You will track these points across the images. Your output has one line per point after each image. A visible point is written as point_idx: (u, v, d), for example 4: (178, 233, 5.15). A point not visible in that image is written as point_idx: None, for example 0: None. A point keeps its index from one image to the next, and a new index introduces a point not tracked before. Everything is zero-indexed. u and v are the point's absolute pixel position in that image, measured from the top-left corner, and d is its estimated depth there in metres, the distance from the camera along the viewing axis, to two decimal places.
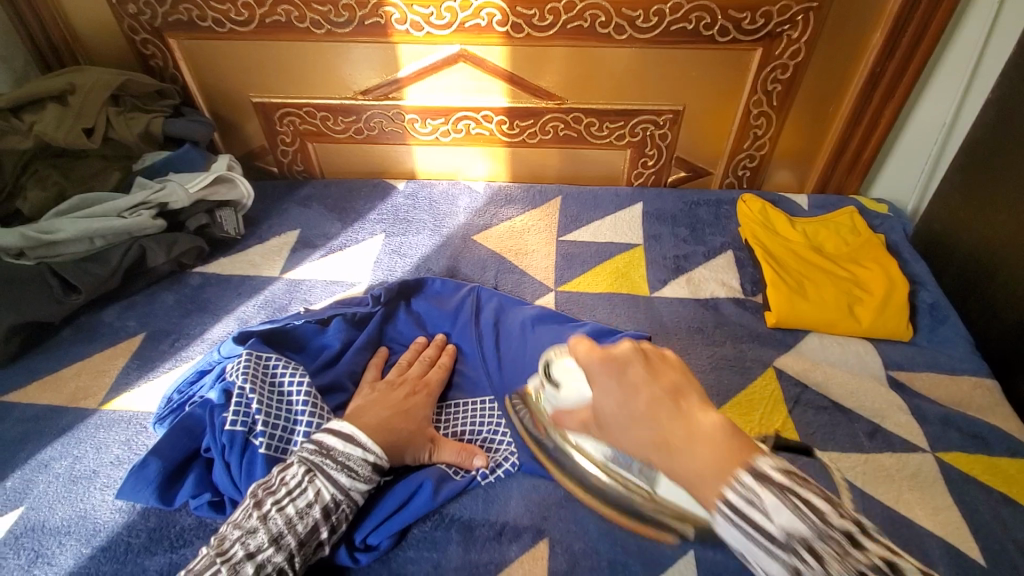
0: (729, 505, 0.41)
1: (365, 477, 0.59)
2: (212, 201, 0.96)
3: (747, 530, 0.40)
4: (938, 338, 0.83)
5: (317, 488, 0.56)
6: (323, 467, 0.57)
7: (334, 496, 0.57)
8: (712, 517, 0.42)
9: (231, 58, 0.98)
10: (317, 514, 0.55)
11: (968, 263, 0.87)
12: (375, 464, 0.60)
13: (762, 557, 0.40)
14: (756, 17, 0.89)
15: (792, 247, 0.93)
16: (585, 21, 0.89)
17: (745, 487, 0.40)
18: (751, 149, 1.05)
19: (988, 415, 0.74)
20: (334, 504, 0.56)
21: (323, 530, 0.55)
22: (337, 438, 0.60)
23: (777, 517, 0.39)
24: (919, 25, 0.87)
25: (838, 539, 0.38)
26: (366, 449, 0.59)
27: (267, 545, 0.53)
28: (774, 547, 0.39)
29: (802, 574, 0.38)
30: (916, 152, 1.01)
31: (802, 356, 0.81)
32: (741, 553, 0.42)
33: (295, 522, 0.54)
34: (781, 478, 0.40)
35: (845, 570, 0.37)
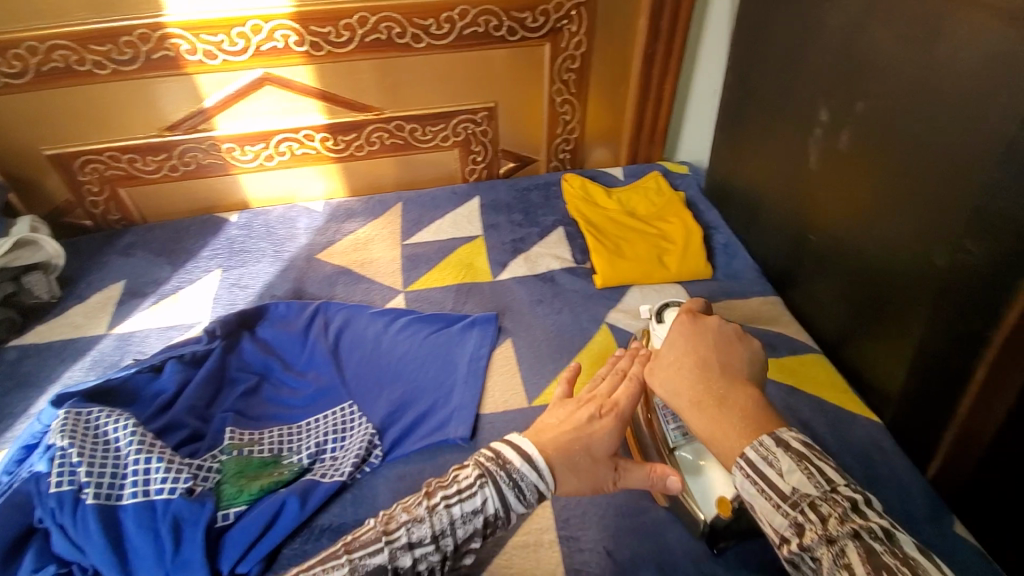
0: (756, 455, 0.46)
1: (529, 501, 0.52)
2: (15, 267, 0.87)
3: (762, 485, 0.45)
4: (733, 270, 0.98)
5: (486, 500, 0.50)
6: (497, 476, 0.51)
7: (496, 510, 0.50)
8: (730, 474, 0.47)
9: (7, 110, 0.90)
10: (478, 523, 0.50)
11: (745, 203, 1.02)
12: (542, 493, 0.52)
13: (770, 511, 0.45)
14: (537, 15, 0.98)
15: (609, 214, 1.04)
16: (381, 33, 0.93)
17: (765, 447, 0.46)
18: (565, 133, 1.15)
19: (773, 325, 0.89)
20: (493, 520, 0.51)
21: (476, 540, 0.51)
22: (515, 451, 0.53)
23: (789, 474, 0.45)
24: (671, 10, 1.02)
25: (842, 503, 0.43)
26: (542, 475, 0.52)
27: (427, 539, 0.49)
28: (784, 500, 0.44)
29: (804, 534, 0.43)
30: (700, 116, 1.17)
31: (626, 310, 0.91)
32: (752, 509, 0.47)
33: (457, 524, 0.50)
34: (802, 450, 0.45)
35: (843, 532, 0.41)
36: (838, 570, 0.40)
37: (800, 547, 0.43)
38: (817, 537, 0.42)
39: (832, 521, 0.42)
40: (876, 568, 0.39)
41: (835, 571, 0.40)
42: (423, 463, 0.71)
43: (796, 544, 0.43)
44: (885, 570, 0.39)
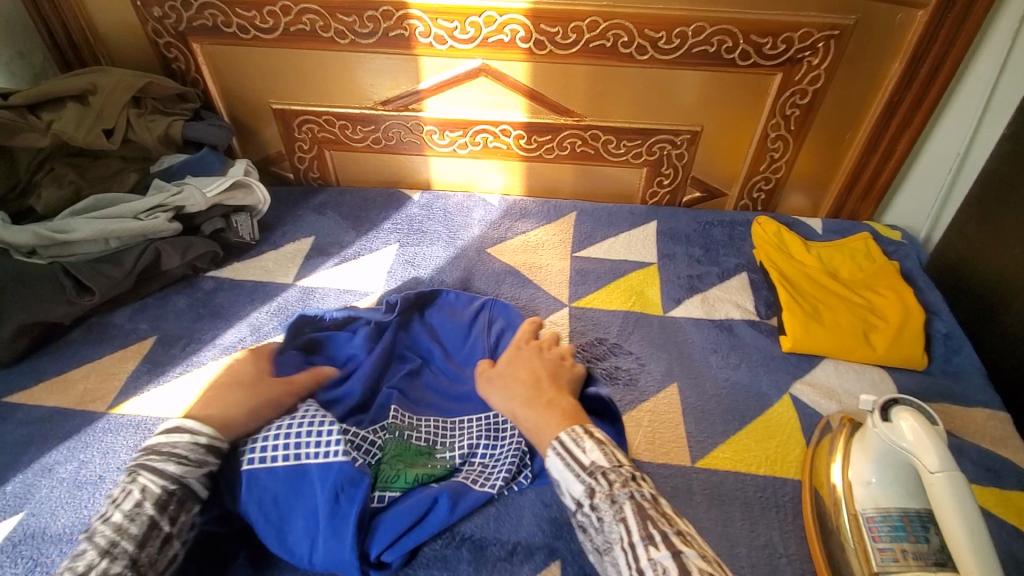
0: (560, 444, 0.58)
1: (194, 462, 0.56)
2: (228, 206, 0.95)
3: (569, 460, 0.57)
4: (954, 368, 0.82)
5: (144, 481, 0.54)
6: (147, 462, 0.55)
7: (161, 486, 0.54)
8: (546, 454, 0.59)
9: (255, 64, 0.98)
10: (149, 510, 0.52)
11: (985, 293, 0.86)
12: (207, 447, 0.58)
13: (570, 480, 0.56)
14: (779, 42, 0.89)
15: (808, 271, 0.93)
16: (607, 40, 0.90)
17: (574, 432, 0.59)
18: (767, 171, 1.05)
19: (1003, 448, 0.73)
20: (165, 494, 0.54)
21: (161, 524, 0.53)
22: (165, 433, 0.58)
23: (589, 452, 0.57)
24: (938, 56, 0.88)
25: (625, 475, 0.55)
26: (193, 434, 0.58)
27: (98, 559, 0.48)
28: (582, 469, 0.56)
29: (595, 495, 0.54)
30: (930, 179, 1.00)
31: (818, 382, 0.80)
32: (557, 481, 0.58)
33: (126, 525, 0.51)
34: (601, 437, 0.59)
35: (622, 494, 0.53)
36: (615, 525, 0.52)
37: (589, 506, 0.54)
38: (604, 500, 0.54)
39: (616, 485, 0.54)
40: (643, 520, 0.51)
41: (614, 522, 0.52)
42: None
43: (587, 505, 0.54)
44: (649, 519, 0.51)
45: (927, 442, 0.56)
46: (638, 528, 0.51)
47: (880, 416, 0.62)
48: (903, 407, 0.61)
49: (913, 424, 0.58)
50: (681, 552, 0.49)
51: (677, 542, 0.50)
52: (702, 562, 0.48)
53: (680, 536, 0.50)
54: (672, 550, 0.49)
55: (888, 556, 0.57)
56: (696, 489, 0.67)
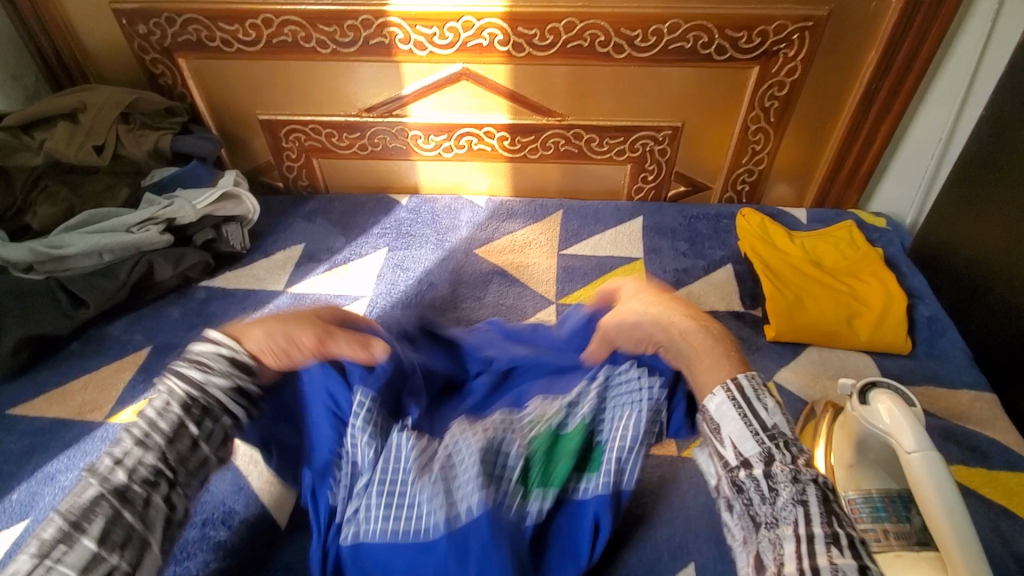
0: (734, 395, 0.51)
1: (219, 370, 0.54)
2: (218, 216, 0.97)
3: (748, 409, 0.50)
4: (938, 351, 0.83)
5: (177, 393, 0.53)
6: (176, 374, 0.53)
7: (188, 390, 0.53)
8: (717, 396, 0.52)
9: (241, 77, 1.00)
10: (176, 410, 0.52)
11: (968, 277, 0.86)
12: (233, 357, 0.55)
13: (745, 437, 0.49)
14: (754, 36, 0.90)
15: (792, 261, 0.94)
16: (585, 40, 0.92)
17: (757, 381, 0.52)
18: (749, 164, 1.06)
19: (988, 429, 0.74)
20: (193, 398, 0.53)
21: (189, 424, 0.52)
22: (198, 347, 0.56)
23: (773, 412, 0.50)
24: (914, 43, 0.89)
25: (807, 452, 0.48)
26: (222, 346, 0.55)
27: (131, 449, 0.50)
28: (763, 431, 0.49)
29: (772, 463, 0.47)
30: (914, 165, 1.01)
31: (803, 368, 0.81)
32: (720, 430, 0.51)
33: (155, 422, 0.51)
34: (780, 400, 0.52)
35: (807, 472, 0.47)
36: (792, 502, 0.45)
37: (752, 473, 0.48)
38: (784, 473, 0.47)
39: (801, 462, 0.48)
40: (828, 512, 0.44)
41: (787, 487, 0.46)
42: None
43: (756, 471, 0.48)
44: (832, 513, 0.44)
45: (903, 424, 0.57)
46: (822, 522, 0.43)
47: (860, 400, 0.62)
48: (882, 391, 0.62)
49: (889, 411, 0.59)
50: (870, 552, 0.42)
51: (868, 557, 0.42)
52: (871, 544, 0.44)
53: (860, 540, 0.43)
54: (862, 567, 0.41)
55: (870, 537, 0.58)
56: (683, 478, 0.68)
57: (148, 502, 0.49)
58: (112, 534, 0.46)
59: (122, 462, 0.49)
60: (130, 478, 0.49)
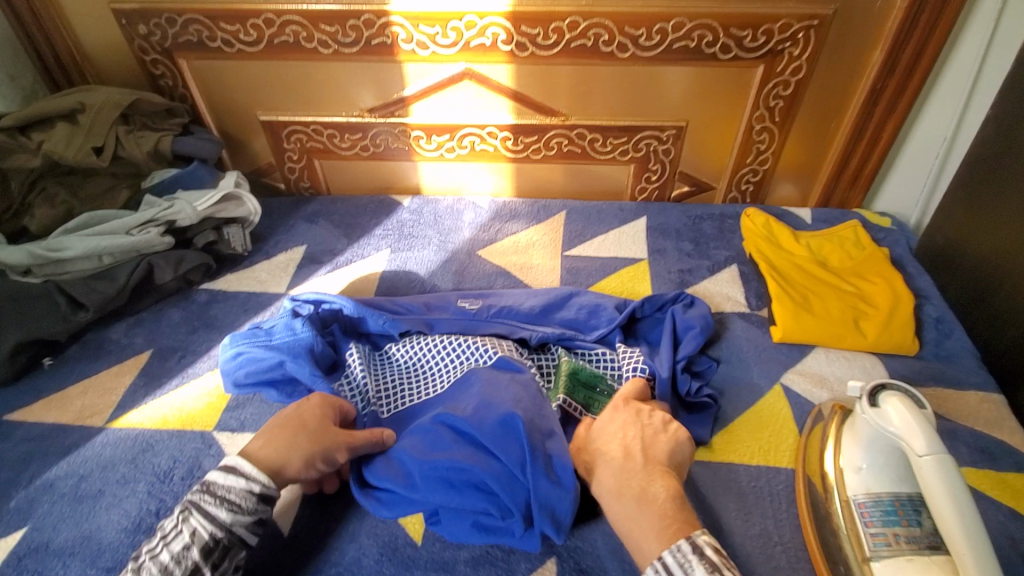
0: (661, 572, 0.50)
1: (247, 509, 0.56)
2: (219, 218, 0.97)
3: None
4: (946, 352, 0.82)
5: (194, 525, 0.54)
6: (201, 503, 0.55)
7: (212, 532, 0.54)
8: (644, 574, 0.51)
9: (241, 77, 0.99)
10: (195, 556, 0.52)
11: (975, 277, 0.86)
12: (261, 494, 0.57)
13: None
14: (758, 35, 0.89)
15: (797, 261, 0.93)
16: (588, 39, 0.91)
17: (681, 552, 0.50)
18: (754, 163, 1.06)
19: (998, 430, 0.73)
20: (213, 540, 0.54)
21: (205, 572, 0.52)
22: (219, 474, 0.57)
23: None
24: (920, 42, 0.88)
25: None
26: (248, 479, 0.57)
27: None
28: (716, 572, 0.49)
29: None
30: (920, 165, 1.01)
31: (810, 369, 0.80)
32: None
33: (171, 567, 0.51)
34: (712, 559, 0.50)
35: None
36: None
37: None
38: None
39: None
40: None
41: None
42: None
43: None
44: None
45: (914, 427, 0.56)
46: None
47: (869, 402, 0.62)
48: (892, 393, 0.61)
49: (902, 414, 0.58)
50: None
51: None
52: None
53: None
54: None
55: (879, 541, 0.58)
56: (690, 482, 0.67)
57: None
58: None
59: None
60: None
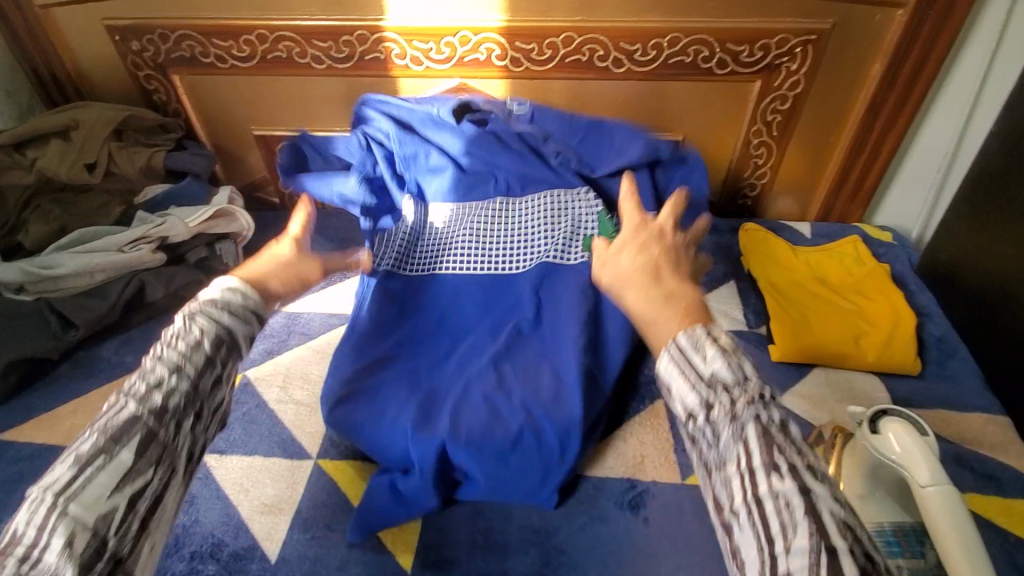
0: (675, 354, 0.46)
1: (243, 312, 0.53)
2: (212, 234, 0.96)
3: (684, 368, 0.45)
4: (948, 371, 0.81)
5: (202, 325, 0.50)
6: (203, 309, 0.51)
7: (214, 335, 0.50)
8: (658, 357, 0.48)
9: (235, 92, 0.99)
10: (205, 349, 0.50)
11: (978, 294, 0.84)
12: (257, 309, 0.55)
13: (683, 390, 0.45)
14: (755, 49, 0.88)
15: (796, 277, 0.92)
16: (583, 55, 0.90)
17: (694, 335, 0.46)
18: (752, 178, 1.04)
19: (1002, 454, 0.71)
20: (221, 339, 0.51)
21: (215, 366, 0.51)
22: (217, 287, 0.54)
23: (710, 361, 0.45)
24: (920, 56, 0.87)
25: (752, 392, 0.43)
26: (244, 294, 0.54)
27: (160, 389, 0.47)
28: (701, 383, 0.45)
29: (712, 411, 0.44)
30: (920, 178, 0.99)
31: (809, 390, 0.79)
32: (668, 386, 0.47)
33: (182, 359, 0.49)
34: (727, 345, 0.45)
35: (747, 413, 0.42)
36: (734, 444, 0.42)
37: (704, 421, 0.44)
38: (722, 415, 0.43)
39: (740, 404, 0.43)
40: (769, 445, 0.41)
41: (732, 443, 0.42)
42: (561, 521, 0.64)
43: (701, 419, 0.44)
44: (774, 444, 0.41)
45: (916, 455, 0.55)
46: (761, 454, 0.41)
47: (869, 428, 0.60)
48: (892, 417, 0.60)
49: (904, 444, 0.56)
50: (812, 491, 0.39)
51: (810, 478, 0.40)
52: (842, 511, 0.38)
53: (813, 471, 0.40)
54: (803, 490, 0.39)
55: None
56: (688, 509, 0.65)
57: (177, 438, 0.48)
58: (145, 457, 0.45)
59: (158, 385, 0.47)
60: (164, 405, 0.47)
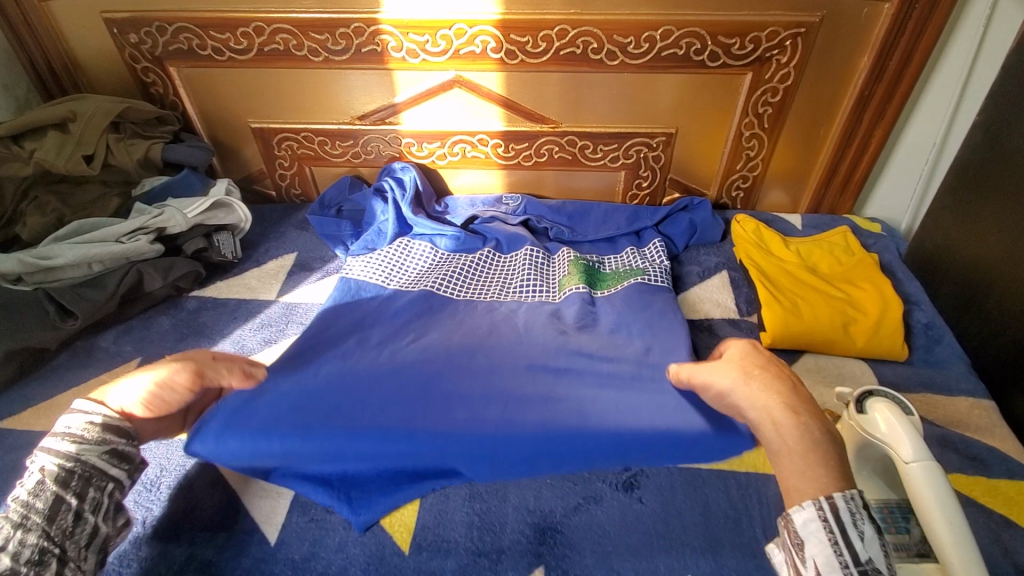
0: (824, 516, 0.48)
1: (92, 438, 0.56)
2: (210, 225, 0.97)
3: (840, 539, 0.47)
4: (935, 357, 0.83)
5: (45, 466, 0.54)
6: (48, 448, 0.55)
7: (58, 467, 0.54)
8: (809, 509, 0.49)
9: (233, 85, 1.00)
10: (50, 487, 0.53)
11: (964, 282, 0.86)
12: (108, 424, 0.58)
13: (831, 565, 0.46)
14: (746, 42, 0.90)
15: (786, 267, 0.94)
16: (577, 47, 0.91)
17: (857, 507, 0.48)
18: (744, 170, 1.06)
19: (987, 436, 0.73)
20: (69, 473, 0.54)
21: (67, 501, 0.53)
22: (71, 417, 0.58)
23: (866, 544, 0.47)
24: (907, 48, 0.89)
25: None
26: (89, 415, 0.58)
27: (12, 533, 0.50)
28: (854, 563, 0.46)
29: None
30: (908, 170, 1.01)
31: (799, 375, 0.81)
32: (805, 548, 0.48)
33: (32, 503, 0.52)
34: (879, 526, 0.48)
35: None
36: None
37: None
38: None
39: None
40: None
41: None
42: (556, 502, 0.66)
43: None
44: None
45: (901, 434, 0.56)
46: None
47: (855, 409, 0.62)
48: (876, 396, 0.61)
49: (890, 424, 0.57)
50: None
51: None
52: None
53: None
54: None
55: None
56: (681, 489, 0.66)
57: None
58: None
59: (3, 545, 0.49)
60: (14, 560, 0.49)
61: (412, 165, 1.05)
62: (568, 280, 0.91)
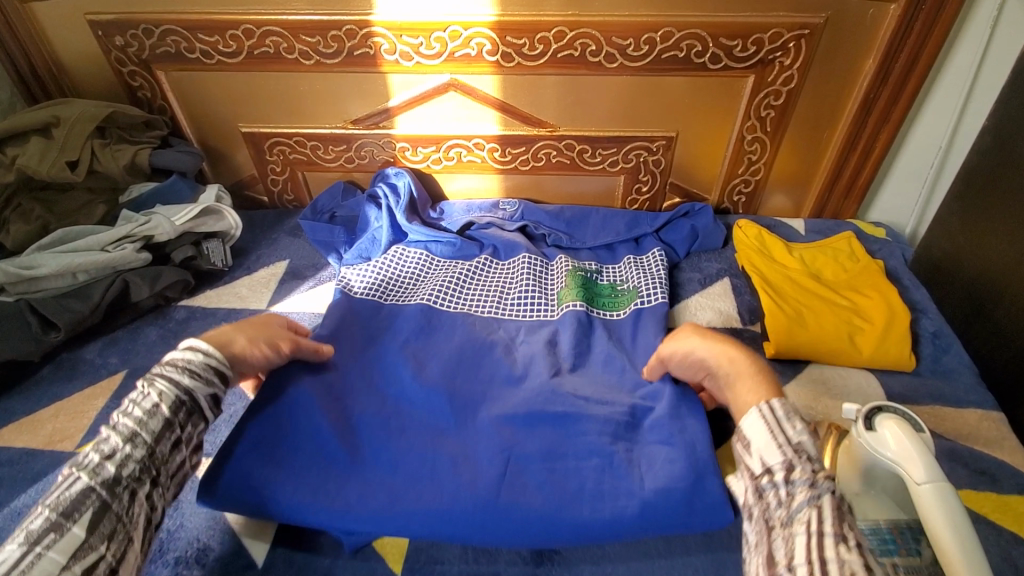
0: (764, 413, 0.56)
1: (204, 376, 0.59)
2: (199, 232, 0.94)
3: (776, 427, 0.55)
4: (942, 367, 0.81)
5: (162, 388, 0.56)
6: (164, 372, 0.58)
7: (176, 395, 0.57)
8: (750, 411, 0.58)
9: (222, 88, 0.97)
10: (164, 410, 0.55)
11: (972, 289, 0.84)
12: (217, 368, 0.61)
13: (770, 448, 0.54)
14: (748, 44, 0.88)
15: (790, 274, 0.92)
16: (575, 50, 0.89)
17: (788, 408, 0.56)
18: (746, 174, 1.04)
19: (997, 450, 0.71)
20: (181, 401, 0.57)
21: (172, 432, 0.56)
22: (178, 350, 0.61)
23: (799, 431, 0.54)
24: (913, 50, 0.87)
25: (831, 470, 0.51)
26: (207, 354, 0.61)
27: (122, 445, 0.52)
28: (791, 447, 0.53)
29: (793, 471, 0.51)
30: (913, 174, 0.99)
31: (804, 387, 0.78)
32: (751, 443, 0.56)
33: (146, 420, 0.54)
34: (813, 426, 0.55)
35: (827, 485, 0.49)
36: (807, 504, 0.49)
37: (783, 478, 0.52)
38: (803, 477, 0.51)
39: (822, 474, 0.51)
40: (840, 518, 0.47)
41: (804, 503, 0.49)
42: None
43: (780, 476, 0.52)
44: (846, 519, 0.47)
45: (912, 452, 0.54)
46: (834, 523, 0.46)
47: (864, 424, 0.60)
48: (884, 412, 0.59)
49: (898, 441, 0.55)
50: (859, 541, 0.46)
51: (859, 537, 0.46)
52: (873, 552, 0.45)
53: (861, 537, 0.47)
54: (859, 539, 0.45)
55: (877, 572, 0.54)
56: None
57: (134, 500, 0.52)
58: (101, 525, 0.49)
59: (112, 454, 0.52)
60: (118, 471, 0.51)
61: (406, 170, 1.02)
62: (567, 293, 0.88)
